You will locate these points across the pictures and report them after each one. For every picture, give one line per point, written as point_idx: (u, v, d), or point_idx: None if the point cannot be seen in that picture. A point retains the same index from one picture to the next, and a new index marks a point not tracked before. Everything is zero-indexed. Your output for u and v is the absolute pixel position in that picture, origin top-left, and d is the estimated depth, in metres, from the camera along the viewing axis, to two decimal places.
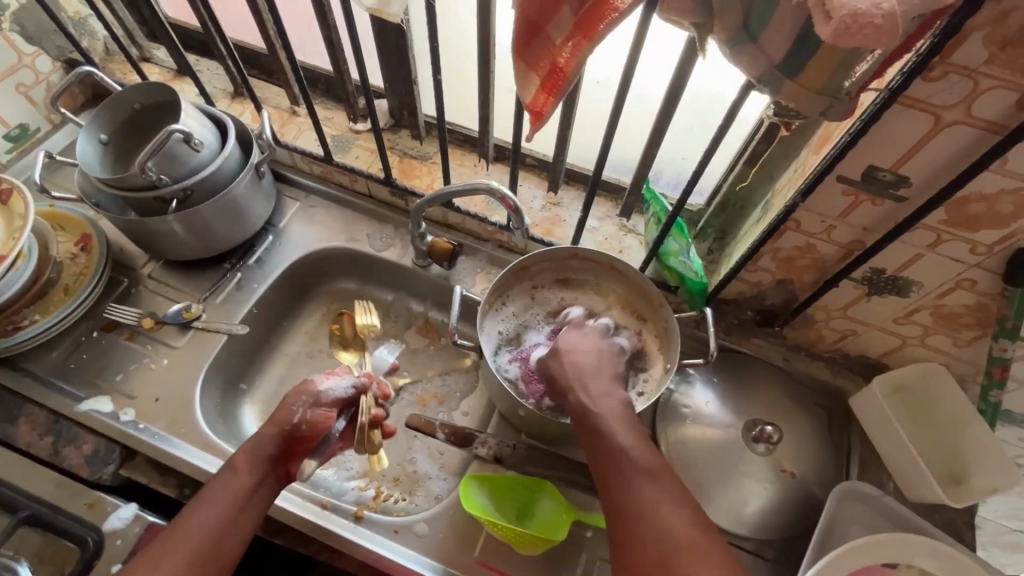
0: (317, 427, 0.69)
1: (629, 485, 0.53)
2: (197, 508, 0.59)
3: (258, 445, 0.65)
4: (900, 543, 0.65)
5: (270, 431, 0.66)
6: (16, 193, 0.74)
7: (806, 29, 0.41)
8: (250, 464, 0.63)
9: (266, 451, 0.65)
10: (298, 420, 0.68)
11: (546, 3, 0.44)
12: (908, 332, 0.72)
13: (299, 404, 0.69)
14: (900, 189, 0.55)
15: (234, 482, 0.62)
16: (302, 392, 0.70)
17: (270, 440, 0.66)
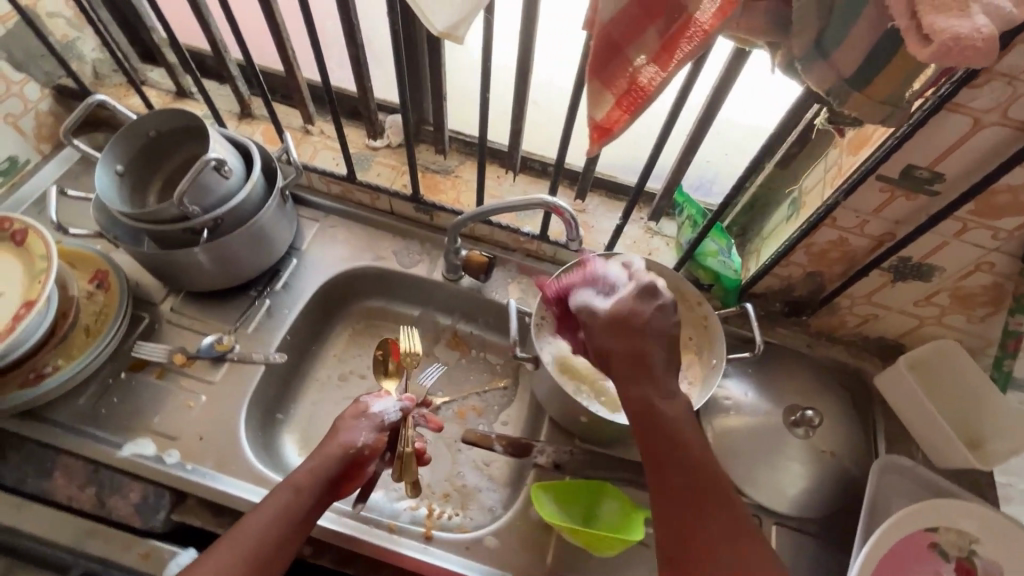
0: (373, 449, 0.68)
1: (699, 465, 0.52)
2: (251, 522, 0.58)
3: (318, 467, 0.64)
4: (940, 508, 0.71)
5: (332, 452, 0.65)
6: (32, 232, 0.70)
7: (877, 46, 0.44)
8: (310, 482, 0.62)
9: (326, 473, 0.64)
10: (360, 443, 0.67)
11: (632, 27, 0.46)
12: (927, 313, 0.78)
13: (360, 427, 0.69)
14: (934, 185, 0.60)
15: (294, 500, 0.60)
16: (363, 412, 0.70)
17: (334, 461, 0.65)
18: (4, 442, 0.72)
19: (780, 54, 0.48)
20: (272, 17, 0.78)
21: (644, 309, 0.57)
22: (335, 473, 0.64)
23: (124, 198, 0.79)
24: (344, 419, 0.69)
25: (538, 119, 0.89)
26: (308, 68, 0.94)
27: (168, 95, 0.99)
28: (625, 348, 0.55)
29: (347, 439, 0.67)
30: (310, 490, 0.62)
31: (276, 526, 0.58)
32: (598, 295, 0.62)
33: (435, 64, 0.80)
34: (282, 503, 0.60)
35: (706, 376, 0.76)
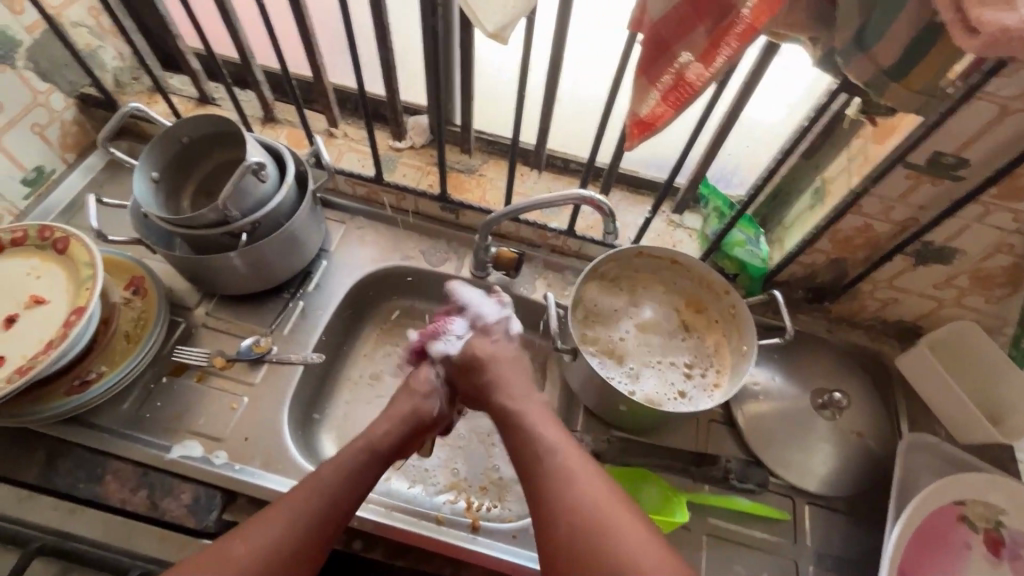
0: (440, 414, 0.75)
1: (567, 478, 0.60)
2: (325, 475, 0.62)
3: (393, 428, 0.69)
4: (968, 481, 0.74)
5: (409, 416, 0.71)
6: (74, 240, 0.72)
7: (918, 39, 0.46)
8: (384, 444, 0.67)
9: (400, 437, 0.69)
10: (434, 411, 0.73)
11: (682, 26, 0.48)
12: (946, 295, 0.81)
13: (432, 396, 0.74)
14: (960, 170, 0.63)
15: (368, 461, 0.65)
16: (431, 378, 0.75)
17: (408, 424, 0.70)
18: (51, 449, 0.72)
19: (822, 48, 0.50)
20: (303, 23, 0.79)
21: (483, 347, 0.75)
22: (407, 437, 0.70)
23: (160, 205, 0.80)
24: (416, 386, 0.74)
25: (562, 117, 0.90)
26: (332, 72, 0.96)
27: (191, 102, 1.00)
28: (485, 378, 0.73)
29: (422, 406, 0.72)
30: (382, 455, 0.67)
31: (348, 484, 0.63)
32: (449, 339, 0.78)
33: (464, 66, 0.82)
34: (355, 463, 0.64)
35: (736, 364, 0.77)
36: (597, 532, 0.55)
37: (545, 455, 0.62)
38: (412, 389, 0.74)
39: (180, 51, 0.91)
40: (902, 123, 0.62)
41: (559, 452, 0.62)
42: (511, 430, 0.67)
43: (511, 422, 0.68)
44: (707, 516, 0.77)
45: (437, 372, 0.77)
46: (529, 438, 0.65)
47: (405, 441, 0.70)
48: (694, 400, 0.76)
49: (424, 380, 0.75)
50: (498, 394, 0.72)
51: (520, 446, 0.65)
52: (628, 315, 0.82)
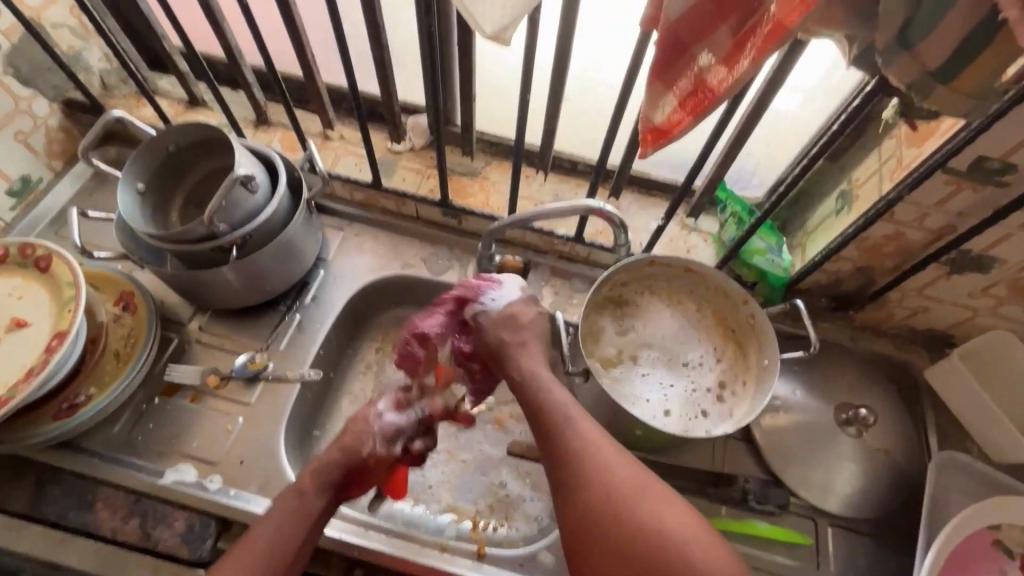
0: (376, 457, 0.68)
1: (593, 455, 0.59)
2: (256, 531, 0.59)
3: (321, 471, 0.64)
4: (1003, 505, 0.69)
5: (338, 457, 0.66)
6: (56, 258, 0.69)
7: (972, 36, 0.41)
8: (315, 487, 0.63)
9: (330, 479, 0.64)
10: (366, 453, 0.67)
11: (701, 27, 0.43)
12: (982, 305, 0.75)
13: (367, 436, 0.69)
14: (1005, 176, 0.58)
15: (301, 506, 0.61)
16: (368, 418, 0.70)
17: (335, 470, 0.65)
18: (41, 474, 0.70)
19: (858, 47, 0.45)
20: (291, 22, 0.74)
21: (528, 312, 0.74)
22: (340, 483, 0.65)
23: (148, 219, 0.76)
24: (353, 424, 0.70)
25: (569, 116, 0.85)
26: (326, 71, 0.91)
27: (180, 104, 0.96)
28: (513, 340, 0.72)
29: (352, 449, 0.67)
30: (315, 496, 0.63)
31: (287, 530, 0.60)
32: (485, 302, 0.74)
33: (463, 64, 0.77)
34: (285, 510, 0.61)
35: (757, 380, 0.73)
36: (628, 511, 0.55)
37: (571, 436, 0.61)
38: (350, 428, 0.69)
39: (166, 52, 0.87)
40: (943, 126, 0.56)
41: (582, 430, 0.61)
42: (534, 410, 0.65)
43: (534, 400, 0.66)
44: (724, 540, 0.74)
45: (385, 409, 0.72)
46: (552, 416, 0.63)
47: (342, 481, 0.65)
48: (710, 423, 0.71)
49: (361, 420, 0.70)
50: (521, 364, 0.70)
51: (543, 426, 0.63)
52: (658, 332, 0.78)
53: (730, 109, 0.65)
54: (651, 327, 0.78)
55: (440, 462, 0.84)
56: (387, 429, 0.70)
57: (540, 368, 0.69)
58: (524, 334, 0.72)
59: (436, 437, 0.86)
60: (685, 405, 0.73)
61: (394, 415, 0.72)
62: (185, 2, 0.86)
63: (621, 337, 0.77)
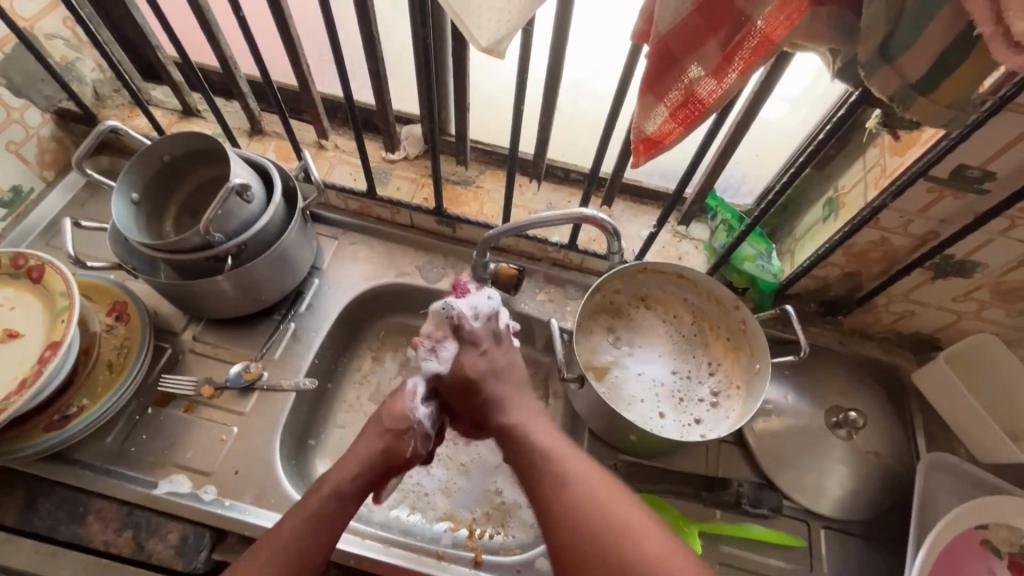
0: (414, 452, 0.69)
1: (565, 471, 0.58)
2: (287, 527, 0.58)
3: (361, 473, 0.64)
4: (991, 505, 0.71)
5: (380, 460, 0.65)
6: (49, 268, 0.69)
7: (950, 49, 0.42)
8: (351, 488, 0.63)
9: (369, 477, 0.65)
10: (410, 453, 0.67)
11: (692, 40, 0.44)
12: (966, 309, 0.77)
13: (407, 436, 0.68)
14: (985, 183, 0.60)
15: (336, 509, 0.61)
16: (410, 415, 0.68)
17: (373, 471, 0.65)
18: (32, 486, 0.69)
19: (842, 60, 0.46)
20: (286, 34, 0.75)
21: (481, 363, 0.70)
22: (373, 482, 0.65)
23: (141, 228, 0.76)
24: (392, 424, 0.68)
25: (562, 126, 0.86)
26: (321, 81, 0.91)
27: (174, 114, 0.96)
28: (488, 395, 0.68)
29: (395, 448, 0.67)
30: (350, 499, 0.63)
31: (319, 529, 0.59)
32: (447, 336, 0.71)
33: (458, 75, 0.78)
34: (320, 511, 0.60)
35: (749, 383, 0.74)
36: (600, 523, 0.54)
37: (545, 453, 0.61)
38: (388, 427, 0.67)
39: (161, 62, 0.87)
40: (924, 135, 0.58)
41: (556, 450, 0.61)
42: (509, 440, 0.64)
43: (509, 433, 0.65)
44: (720, 543, 0.74)
45: (423, 401, 0.70)
46: (528, 439, 0.63)
47: (374, 481, 0.65)
48: (703, 427, 0.72)
49: (399, 417, 0.68)
50: (501, 412, 0.67)
51: (518, 449, 0.63)
52: (650, 342, 0.79)
53: (719, 119, 0.66)
54: (643, 333, 0.79)
55: (436, 470, 0.84)
56: (426, 423, 0.70)
57: (511, 404, 0.68)
58: (496, 385, 0.69)
59: None
60: (677, 411, 0.74)
61: (428, 410, 0.70)
62: (180, 13, 0.87)
63: (614, 343, 0.78)
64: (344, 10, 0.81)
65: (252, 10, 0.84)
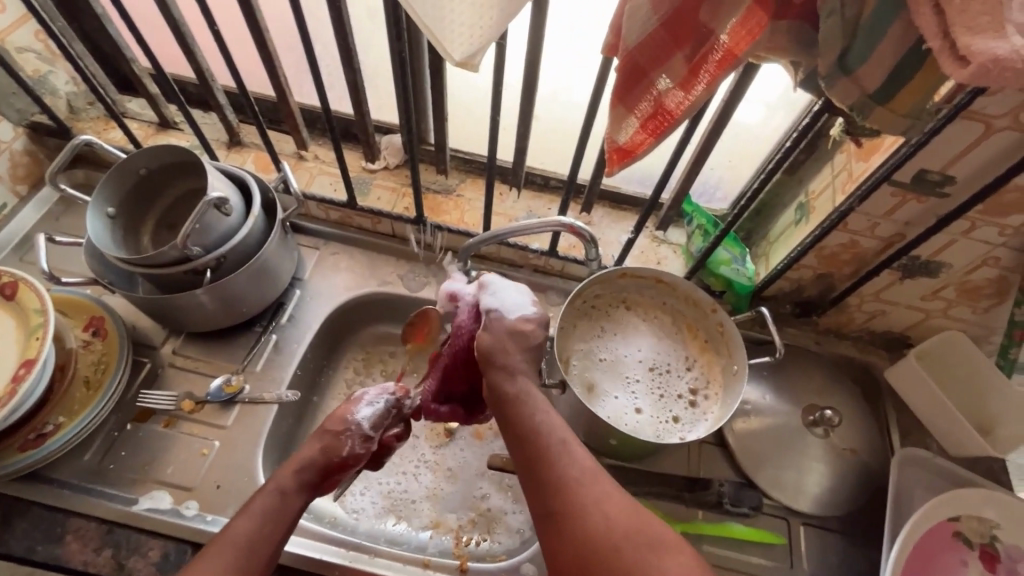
0: (353, 455, 0.67)
1: (589, 487, 0.52)
2: (240, 525, 0.57)
3: (301, 469, 0.63)
4: (960, 497, 0.73)
5: (315, 457, 0.64)
6: (23, 284, 0.68)
7: (903, 62, 0.44)
8: (294, 484, 0.62)
9: (309, 475, 0.63)
10: (347, 452, 0.66)
11: (657, 53, 0.45)
12: (933, 307, 0.79)
13: (345, 436, 0.67)
14: (946, 187, 0.62)
15: (281, 504, 0.60)
16: (350, 417, 0.68)
17: (314, 467, 0.64)
18: (5, 508, 0.68)
19: (804, 70, 0.48)
20: (263, 46, 0.75)
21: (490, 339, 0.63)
22: (315, 485, 0.64)
23: (118, 242, 0.75)
24: (330, 426, 0.67)
25: (540, 134, 0.88)
26: (299, 92, 0.92)
27: (150, 127, 0.95)
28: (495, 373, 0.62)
29: (332, 447, 0.65)
30: (296, 495, 0.62)
31: (269, 526, 0.58)
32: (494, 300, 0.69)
33: (435, 86, 0.79)
34: (267, 508, 0.59)
35: (729, 384, 0.75)
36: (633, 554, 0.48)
37: (569, 463, 0.54)
38: (326, 427, 0.67)
39: (136, 75, 0.87)
40: (886, 142, 0.60)
41: (582, 464, 0.54)
42: (524, 439, 0.57)
43: (527, 429, 0.57)
44: (702, 543, 0.75)
45: (368, 403, 0.70)
46: (548, 444, 0.56)
47: (316, 482, 0.64)
48: (683, 429, 0.73)
49: (339, 416, 0.68)
50: (512, 384, 0.61)
51: (536, 453, 0.56)
52: (631, 344, 0.79)
53: (690, 127, 0.68)
54: (624, 335, 0.80)
55: (421, 478, 0.84)
56: (366, 425, 0.68)
57: (527, 391, 0.61)
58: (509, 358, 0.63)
59: (418, 454, 0.86)
60: (659, 411, 0.75)
61: (372, 413, 0.70)
62: (155, 25, 0.86)
63: (595, 345, 0.79)
64: (320, 22, 0.82)
65: (229, 23, 0.84)
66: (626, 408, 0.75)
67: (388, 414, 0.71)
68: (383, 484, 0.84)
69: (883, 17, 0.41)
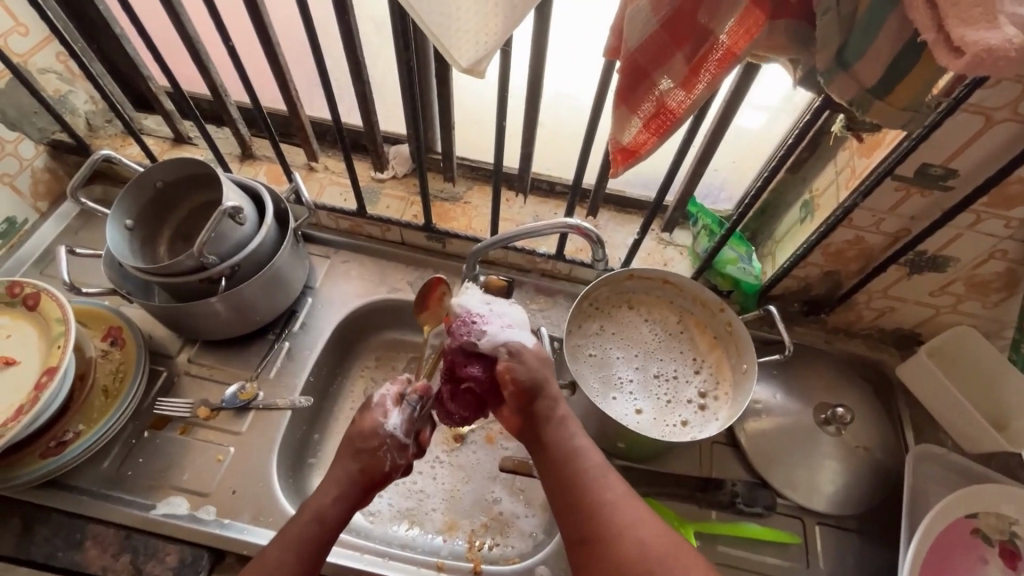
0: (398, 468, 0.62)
1: (624, 514, 0.53)
2: (270, 558, 0.55)
3: (341, 496, 0.59)
4: (978, 492, 0.72)
5: (349, 471, 0.60)
6: (45, 295, 0.71)
7: (899, 57, 0.45)
8: (335, 512, 0.58)
9: (349, 499, 0.59)
10: (388, 467, 0.61)
11: (659, 53, 0.46)
12: (942, 302, 0.79)
13: (382, 451, 0.61)
14: (949, 180, 0.63)
15: (319, 534, 0.57)
16: (380, 429, 0.62)
17: (355, 489, 0.59)
18: (28, 515, 0.69)
19: (803, 67, 0.49)
20: (275, 60, 0.77)
21: (522, 371, 0.60)
22: (358, 503, 0.60)
23: (135, 252, 0.77)
24: (362, 441, 0.61)
25: (545, 140, 0.89)
26: (309, 105, 0.94)
27: (165, 142, 0.98)
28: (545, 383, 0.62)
29: (369, 463, 0.60)
30: (335, 523, 0.58)
31: (304, 558, 0.55)
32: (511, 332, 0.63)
33: (442, 95, 0.81)
34: (303, 537, 0.56)
35: (738, 383, 0.75)
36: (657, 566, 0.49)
37: (601, 490, 0.55)
38: (358, 447, 0.61)
39: (153, 92, 0.89)
40: (887, 137, 0.61)
41: (614, 489, 0.55)
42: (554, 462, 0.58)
43: (562, 455, 0.58)
44: (716, 544, 0.75)
45: (395, 411, 0.63)
46: (580, 466, 0.57)
47: (360, 496, 0.60)
48: (694, 431, 0.73)
49: (372, 431, 0.61)
50: (552, 406, 0.62)
51: (572, 480, 0.56)
52: (632, 349, 0.79)
53: (694, 126, 0.68)
54: (634, 335, 0.80)
55: (436, 480, 0.85)
56: (400, 434, 0.62)
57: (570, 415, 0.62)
58: (551, 378, 0.63)
59: (432, 456, 0.87)
60: (663, 413, 0.75)
61: (401, 419, 0.63)
62: (172, 44, 0.89)
63: (606, 346, 0.79)
64: (330, 37, 0.84)
65: (242, 40, 0.86)
66: (630, 406, 0.75)
67: (417, 414, 0.65)
68: (399, 485, 0.84)
69: (877, 12, 0.42)
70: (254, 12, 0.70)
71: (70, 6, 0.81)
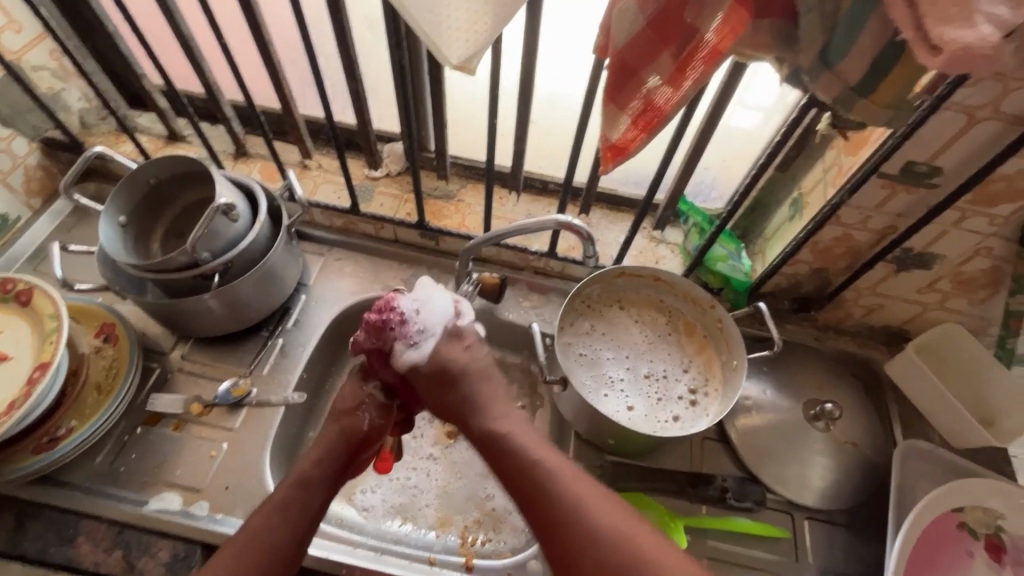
0: (378, 428, 0.67)
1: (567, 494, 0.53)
2: (255, 519, 0.56)
3: (323, 457, 0.62)
4: (964, 487, 0.73)
5: (334, 434, 0.64)
6: (38, 291, 0.71)
7: (881, 55, 0.46)
8: (319, 473, 0.61)
9: (335, 459, 0.63)
10: (366, 426, 0.66)
11: (646, 52, 0.47)
12: (929, 299, 0.80)
13: (362, 410, 0.67)
14: (934, 178, 0.64)
15: (304, 494, 0.59)
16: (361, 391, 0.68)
17: (338, 449, 0.63)
18: (20, 511, 0.69)
19: (788, 64, 0.49)
20: (268, 57, 0.77)
21: (438, 390, 0.65)
22: (341, 467, 0.63)
23: (129, 250, 0.78)
24: (344, 405, 0.67)
25: (537, 139, 0.90)
26: (303, 104, 0.94)
27: (159, 140, 0.99)
28: (463, 389, 0.64)
29: (349, 425, 0.65)
30: (319, 486, 0.60)
31: (291, 516, 0.57)
32: (407, 345, 0.65)
33: (435, 93, 0.82)
34: (286, 500, 0.58)
35: (727, 379, 0.76)
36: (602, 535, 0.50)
37: (557, 491, 0.53)
38: (340, 410, 0.67)
39: (147, 90, 0.90)
40: (872, 135, 0.62)
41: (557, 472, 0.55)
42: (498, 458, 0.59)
43: (503, 450, 0.58)
44: (707, 538, 0.76)
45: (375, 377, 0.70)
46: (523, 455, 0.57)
47: (344, 463, 0.63)
48: (683, 427, 0.73)
49: (352, 396, 0.68)
50: (480, 414, 0.63)
51: (514, 472, 0.56)
52: (621, 347, 0.80)
53: (682, 125, 0.69)
54: (626, 334, 0.81)
55: (430, 476, 0.85)
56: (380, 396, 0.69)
57: (501, 416, 0.62)
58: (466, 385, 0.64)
59: (426, 452, 0.87)
60: (654, 409, 0.75)
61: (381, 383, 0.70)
62: (165, 42, 0.89)
63: (597, 344, 0.80)
64: (323, 35, 0.85)
65: (235, 38, 0.87)
66: (623, 403, 0.76)
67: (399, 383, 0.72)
68: (393, 480, 0.85)
69: (859, 11, 0.43)
70: (247, 12, 0.71)
71: (63, 5, 0.81)
